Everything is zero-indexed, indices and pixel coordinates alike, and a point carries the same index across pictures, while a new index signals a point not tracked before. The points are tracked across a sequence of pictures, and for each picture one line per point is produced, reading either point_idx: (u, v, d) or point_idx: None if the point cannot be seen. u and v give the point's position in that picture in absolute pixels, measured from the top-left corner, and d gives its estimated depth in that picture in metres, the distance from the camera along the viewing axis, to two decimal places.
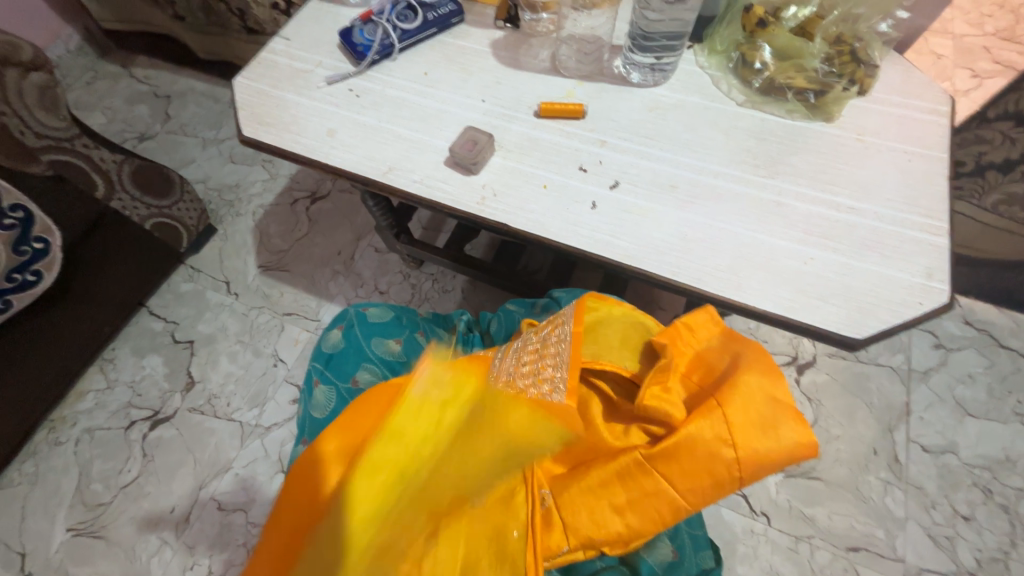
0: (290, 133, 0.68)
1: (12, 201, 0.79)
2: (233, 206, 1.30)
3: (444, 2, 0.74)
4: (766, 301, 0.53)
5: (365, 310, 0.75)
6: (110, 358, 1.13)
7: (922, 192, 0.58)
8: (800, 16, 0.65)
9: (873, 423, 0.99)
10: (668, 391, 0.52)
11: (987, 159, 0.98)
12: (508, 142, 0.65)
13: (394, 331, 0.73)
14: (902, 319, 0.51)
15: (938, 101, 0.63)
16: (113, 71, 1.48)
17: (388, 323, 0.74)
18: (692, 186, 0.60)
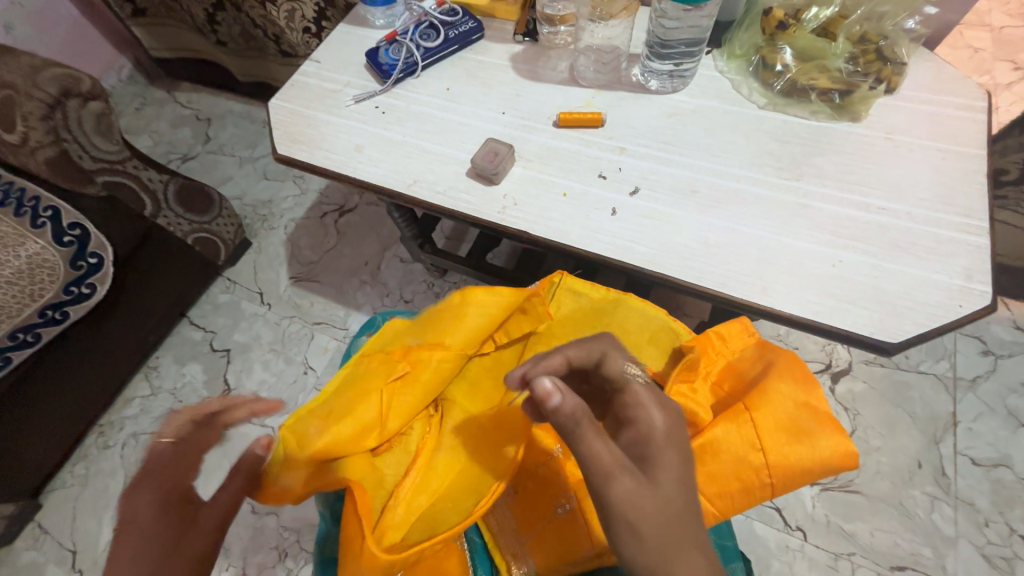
0: (321, 150, 0.71)
1: (70, 219, 0.87)
2: (266, 221, 1.36)
3: (465, 21, 0.77)
4: (794, 305, 0.52)
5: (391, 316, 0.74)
6: (154, 366, 1.20)
7: (958, 191, 0.55)
8: (822, 17, 0.63)
9: (917, 434, 0.94)
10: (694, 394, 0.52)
11: None
12: (527, 152, 0.66)
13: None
14: (940, 322, 0.49)
15: (973, 97, 0.61)
16: (159, 97, 1.58)
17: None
18: (714, 191, 0.60)
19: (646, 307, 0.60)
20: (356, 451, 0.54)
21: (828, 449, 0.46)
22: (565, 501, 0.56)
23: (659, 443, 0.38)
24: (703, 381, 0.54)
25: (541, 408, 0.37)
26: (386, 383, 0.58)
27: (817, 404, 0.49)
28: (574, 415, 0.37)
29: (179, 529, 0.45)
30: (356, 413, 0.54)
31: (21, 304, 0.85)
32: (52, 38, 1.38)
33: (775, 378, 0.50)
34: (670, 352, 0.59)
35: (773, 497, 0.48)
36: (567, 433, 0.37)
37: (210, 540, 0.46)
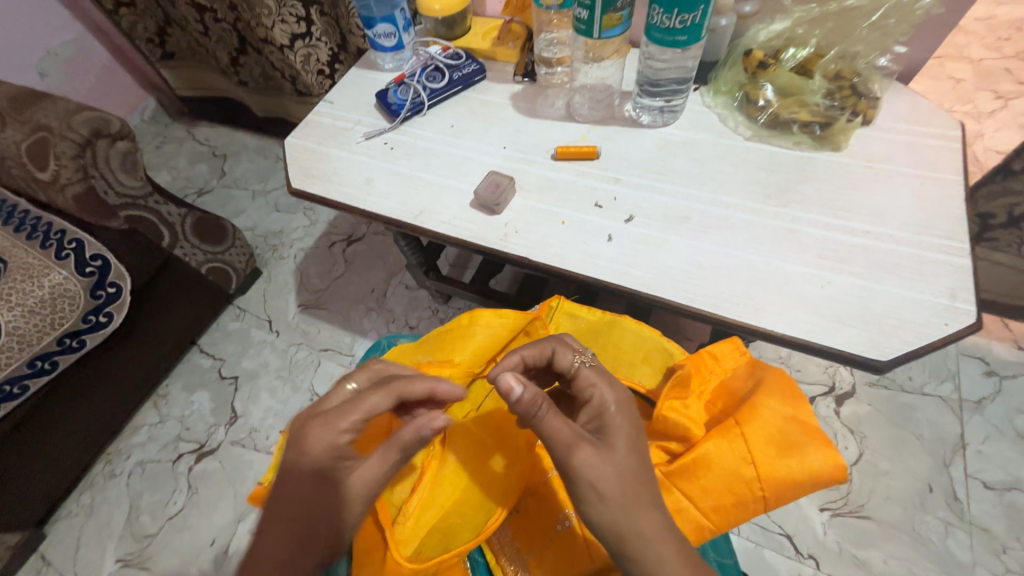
0: (333, 183, 0.76)
1: (93, 250, 0.92)
2: (277, 251, 1.41)
3: (468, 64, 0.83)
4: (785, 324, 0.54)
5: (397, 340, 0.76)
6: (163, 394, 1.22)
7: (939, 215, 0.58)
8: (799, 57, 0.68)
9: (925, 457, 0.93)
10: (688, 410, 0.54)
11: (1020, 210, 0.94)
12: (527, 184, 0.70)
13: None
14: (927, 340, 0.50)
15: (947, 127, 0.64)
16: (179, 136, 1.67)
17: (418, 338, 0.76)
18: (704, 217, 0.63)
19: (641, 327, 0.62)
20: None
21: (818, 461, 0.48)
22: (565, 518, 0.57)
23: (610, 418, 0.45)
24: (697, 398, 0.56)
25: (507, 401, 0.44)
26: None
27: (805, 418, 0.50)
28: (534, 402, 0.44)
29: (327, 489, 0.46)
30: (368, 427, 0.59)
31: (40, 332, 0.87)
32: (82, 83, 1.47)
33: (764, 394, 0.52)
34: (664, 370, 0.60)
35: (767, 510, 0.50)
36: (531, 418, 0.44)
37: (351, 514, 0.46)
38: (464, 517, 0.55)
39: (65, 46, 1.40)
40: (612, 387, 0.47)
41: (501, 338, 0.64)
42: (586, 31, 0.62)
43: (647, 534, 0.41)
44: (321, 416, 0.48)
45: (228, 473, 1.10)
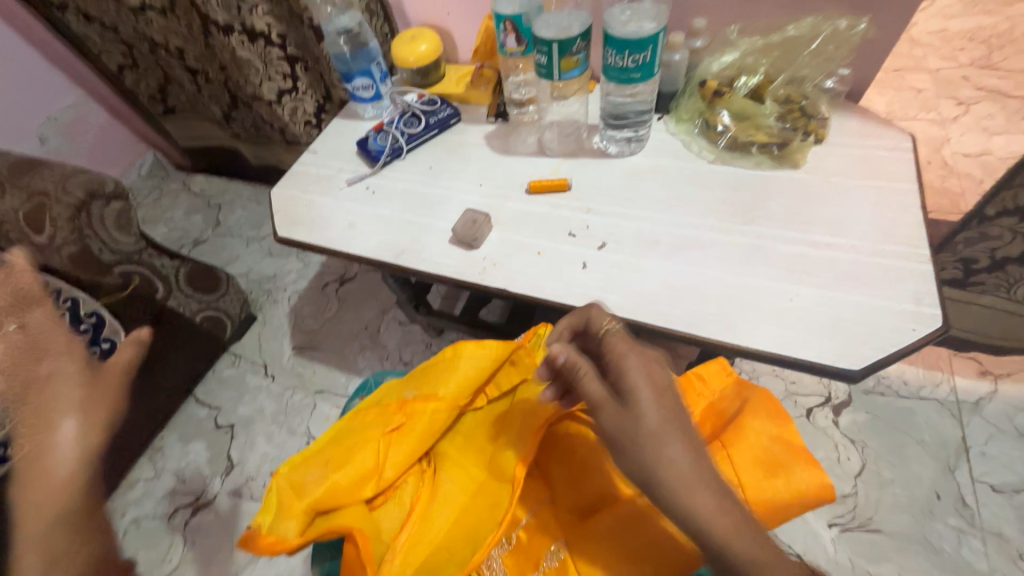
0: (317, 229, 0.79)
1: (89, 308, 0.96)
2: (271, 294, 1.43)
3: (443, 108, 0.88)
4: (758, 339, 0.55)
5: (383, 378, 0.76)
6: (159, 447, 1.21)
7: (896, 223, 0.60)
8: (751, 84, 0.71)
9: (930, 463, 0.91)
10: None
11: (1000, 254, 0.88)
12: (503, 218, 0.73)
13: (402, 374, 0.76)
14: (896, 347, 0.51)
15: (898, 139, 0.68)
16: (175, 189, 1.73)
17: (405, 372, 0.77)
18: (675, 240, 0.65)
19: None
20: (353, 502, 0.57)
21: (804, 480, 0.49)
22: (557, 550, 0.58)
23: (633, 384, 0.44)
24: None
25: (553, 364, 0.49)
26: (382, 435, 0.61)
27: (792, 438, 0.51)
28: (573, 365, 0.47)
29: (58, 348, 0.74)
30: (355, 462, 0.58)
31: None
32: (81, 145, 1.53)
33: (749, 414, 0.52)
34: None
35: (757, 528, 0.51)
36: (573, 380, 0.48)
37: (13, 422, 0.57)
38: (453, 552, 0.55)
39: (64, 111, 1.46)
40: (634, 352, 0.46)
41: (486, 370, 0.65)
42: (547, 74, 0.66)
43: (671, 481, 0.41)
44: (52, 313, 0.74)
45: (225, 525, 1.08)
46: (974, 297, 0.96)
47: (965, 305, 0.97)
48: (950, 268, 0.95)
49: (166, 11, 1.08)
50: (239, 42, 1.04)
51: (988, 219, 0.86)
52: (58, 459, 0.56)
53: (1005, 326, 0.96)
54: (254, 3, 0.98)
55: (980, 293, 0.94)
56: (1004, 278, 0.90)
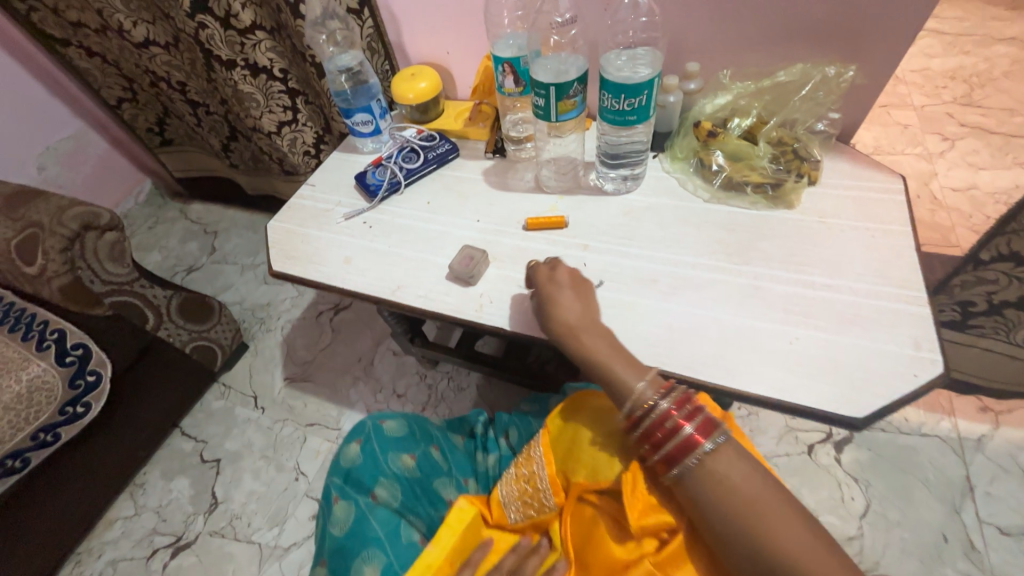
0: (312, 264, 0.78)
1: (75, 339, 0.94)
2: (264, 323, 1.41)
3: (441, 144, 0.89)
4: (758, 384, 0.53)
5: (382, 424, 0.78)
6: (140, 483, 1.16)
7: (891, 264, 0.60)
8: (744, 125, 0.73)
9: (937, 504, 0.89)
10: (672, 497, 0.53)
11: (999, 297, 0.91)
12: (500, 255, 0.73)
13: (407, 447, 0.77)
14: (898, 395, 0.50)
15: (890, 180, 0.69)
16: (171, 216, 1.73)
17: (403, 437, 0.77)
18: (672, 279, 0.65)
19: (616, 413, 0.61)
20: None
21: None
22: None
23: (544, 286, 0.62)
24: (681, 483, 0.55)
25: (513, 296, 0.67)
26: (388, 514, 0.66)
27: None
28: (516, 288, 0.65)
29: None
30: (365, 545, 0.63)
31: (15, 430, 0.87)
32: (79, 174, 1.54)
33: None
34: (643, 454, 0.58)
35: None
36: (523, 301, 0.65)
37: None
38: None
39: (63, 141, 1.48)
40: (543, 272, 0.64)
41: None
42: (544, 115, 0.67)
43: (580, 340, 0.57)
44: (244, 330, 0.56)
45: (206, 568, 1.04)
46: (973, 337, 0.95)
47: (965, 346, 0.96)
48: (948, 310, 0.95)
49: (170, 47, 1.10)
50: (241, 77, 1.06)
51: (983, 263, 0.92)
52: None
53: (1009, 368, 0.96)
54: (257, 40, 1.00)
55: (980, 336, 0.95)
56: (1003, 321, 0.92)
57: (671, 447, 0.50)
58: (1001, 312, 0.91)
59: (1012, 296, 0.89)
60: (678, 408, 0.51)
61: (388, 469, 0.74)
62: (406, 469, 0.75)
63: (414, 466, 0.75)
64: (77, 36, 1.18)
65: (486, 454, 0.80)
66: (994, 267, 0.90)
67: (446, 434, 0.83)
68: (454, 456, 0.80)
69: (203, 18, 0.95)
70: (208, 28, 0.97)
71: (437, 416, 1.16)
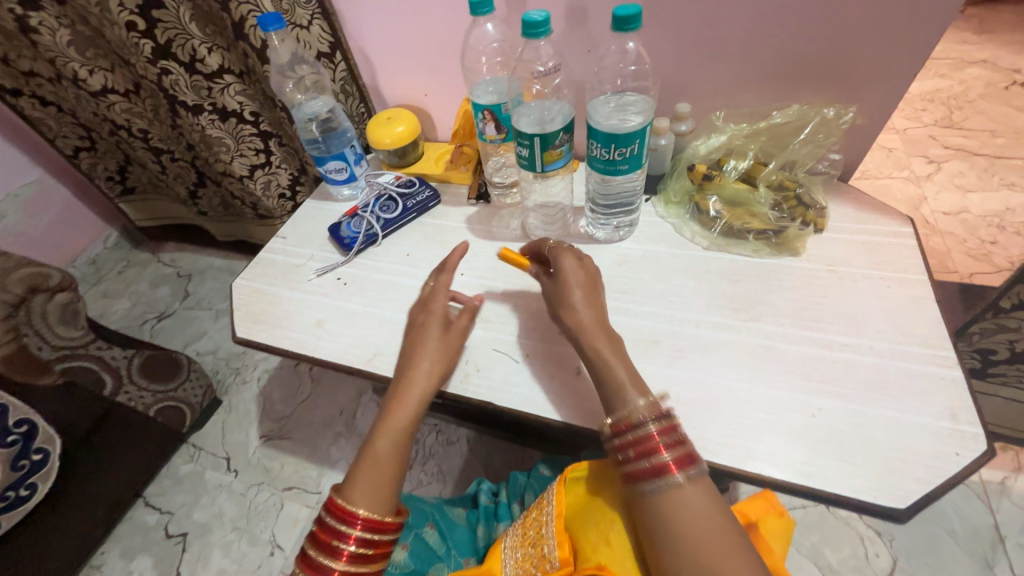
0: (281, 327, 0.71)
1: (19, 416, 0.83)
2: (239, 374, 1.32)
3: (421, 191, 0.83)
4: (784, 467, 0.47)
5: None
6: (97, 565, 1.05)
7: (912, 319, 0.55)
8: (741, 168, 0.69)
9: (966, 559, 0.82)
10: None
11: None
12: (486, 313, 0.67)
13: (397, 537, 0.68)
14: (941, 478, 0.44)
15: (898, 223, 0.65)
16: (143, 259, 1.66)
17: None
18: (677, 340, 0.59)
19: None
20: None
21: None
22: None
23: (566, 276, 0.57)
24: None
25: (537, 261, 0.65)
26: None
27: None
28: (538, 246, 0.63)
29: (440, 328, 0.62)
30: None
31: None
32: (41, 220, 1.46)
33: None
34: None
35: None
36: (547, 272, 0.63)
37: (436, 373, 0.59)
38: None
39: (26, 187, 1.40)
40: (569, 260, 0.59)
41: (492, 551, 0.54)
42: (529, 165, 0.62)
43: (585, 324, 0.53)
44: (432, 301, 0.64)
45: None
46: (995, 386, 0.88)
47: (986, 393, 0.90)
48: (966, 357, 0.87)
49: (130, 94, 1.05)
50: (210, 121, 1.00)
51: (1004, 311, 0.78)
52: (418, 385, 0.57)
53: None
54: (225, 84, 0.96)
55: (1002, 385, 0.86)
56: None
57: (643, 469, 0.45)
58: None
59: None
60: (665, 435, 0.46)
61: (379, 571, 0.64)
62: (398, 563, 0.65)
63: (403, 562, 0.65)
64: (30, 85, 1.12)
65: (490, 527, 0.72)
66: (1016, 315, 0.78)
67: (444, 509, 0.75)
68: (454, 534, 0.71)
69: (166, 64, 0.90)
70: (171, 73, 0.91)
71: (425, 475, 1.07)
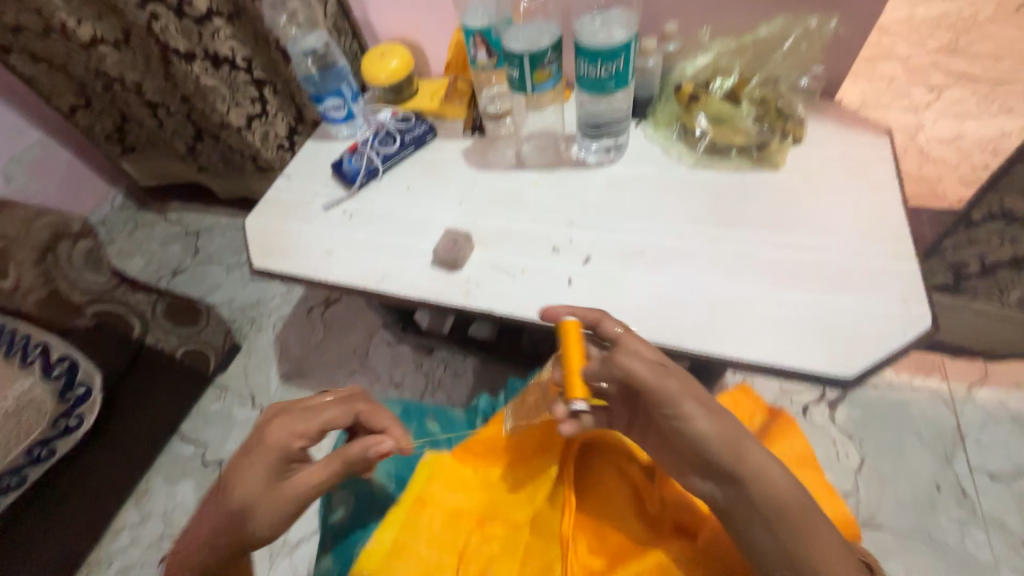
0: (294, 258, 0.76)
1: (59, 352, 0.92)
2: (255, 322, 1.39)
3: (417, 126, 0.86)
4: (752, 350, 0.53)
5: None
6: (143, 490, 1.16)
7: (879, 220, 0.60)
8: (726, 86, 0.70)
9: (929, 455, 0.91)
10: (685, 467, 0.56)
11: None
12: (484, 237, 0.71)
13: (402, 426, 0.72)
14: (889, 350, 0.50)
15: (876, 135, 0.68)
16: (150, 218, 1.69)
17: (396, 418, 0.73)
18: (660, 251, 0.64)
19: None
20: None
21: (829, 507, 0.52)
22: None
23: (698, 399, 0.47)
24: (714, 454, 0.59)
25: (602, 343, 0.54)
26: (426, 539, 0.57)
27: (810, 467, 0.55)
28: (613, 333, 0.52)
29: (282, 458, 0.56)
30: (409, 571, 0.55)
31: (7, 448, 0.86)
32: (49, 181, 1.49)
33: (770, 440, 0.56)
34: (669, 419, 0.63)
35: None
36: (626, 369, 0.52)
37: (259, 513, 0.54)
38: None
39: (29, 149, 1.43)
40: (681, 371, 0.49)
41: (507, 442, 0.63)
42: (520, 87, 0.64)
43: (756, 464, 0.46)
44: (287, 414, 0.57)
45: None
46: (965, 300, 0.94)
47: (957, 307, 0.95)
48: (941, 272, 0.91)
49: (121, 44, 1.06)
50: (202, 69, 1.01)
51: (975, 222, 0.94)
52: (230, 522, 0.54)
53: (1002, 327, 0.95)
54: (215, 28, 0.96)
55: (972, 297, 0.97)
56: (995, 283, 0.95)
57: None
58: None
59: (1004, 257, 0.94)
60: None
61: (388, 450, 0.69)
62: (403, 447, 0.70)
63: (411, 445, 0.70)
64: (19, 41, 1.12)
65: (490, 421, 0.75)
66: (984, 228, 0.94)
67: (444, 408, 0.78)
68: (455, 426, 0.75)
69: (154, 9, 0.92)
70: (160, 19, 0.93)
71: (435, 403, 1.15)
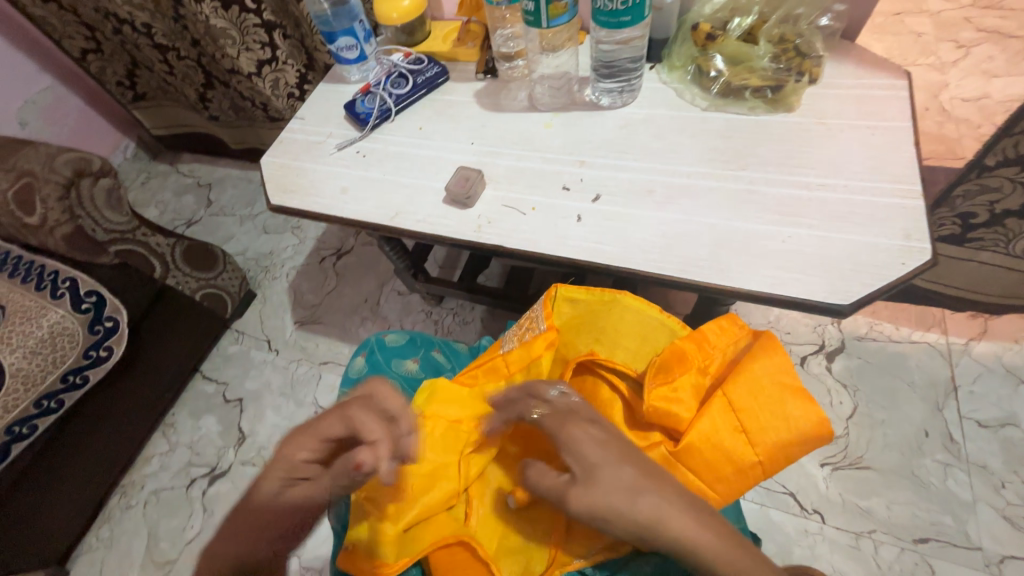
0: (310, 195, 0.78)
1: (87, 287, 0.95)
2: (268, 271, 1.43)
3: (429, 67, 0.85)
4: (752, 281, 0.55)
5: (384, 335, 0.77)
6: (171, 423, 1.24)
7: (888, 159, 0.60)
8: (744, 25, 0.70)
9: (919, 402, 0.94)
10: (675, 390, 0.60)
11: (1001, 207, 0.85)
12: (495, 176, 0.73)
13: (410, 351, 0.76)
14: (885, 282, 0.52)
15: (895, 77, 0.67)
16: (163, 169, 1.70)
17: (405, 344, 0.77)
18: (668, 189, 0.65)
19: (640, 307, 0.66)
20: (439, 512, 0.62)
21: (803, 421, 0.54)
22: None
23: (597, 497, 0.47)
24: (701, 374, 0.61)
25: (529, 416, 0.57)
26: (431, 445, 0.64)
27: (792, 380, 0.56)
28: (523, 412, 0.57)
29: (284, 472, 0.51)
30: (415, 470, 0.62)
31: (44, 372, 0.91)
32: (62, 128, 1.50)
33: (751, 358, 0.58)
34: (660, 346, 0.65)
35: (769, 471, 0.56)
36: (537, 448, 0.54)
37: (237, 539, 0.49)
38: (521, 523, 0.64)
39: (42, 93, 1.43)
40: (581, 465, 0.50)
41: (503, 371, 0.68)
42: (534, 21, 0.64)
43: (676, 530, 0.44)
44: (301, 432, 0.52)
45: None
46: (971, 254, 0.94)
47: (962, 263, 0.96)
48: (948, 224, 0.92)
49: None
50: (212, 10, 1.00)
51: (987, 169, 0.81)
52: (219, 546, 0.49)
53: (1004, 280, 0.95)
54: None
55: (978, 250, 0.93)
56: (1003, 232, 0.88)
57: None
58: (1002, 223, 0.87)
59: (1015, 205, 0.84)
60: None
61: (394, 372, 0.74)
62: (411, 372, 0.75)
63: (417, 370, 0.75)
64: None
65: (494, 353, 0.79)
66: (998, 173, 0.81)
67: (450, 341, 0.81)
68: (459, 358, 0.79)
69: None
70: None
71: None
